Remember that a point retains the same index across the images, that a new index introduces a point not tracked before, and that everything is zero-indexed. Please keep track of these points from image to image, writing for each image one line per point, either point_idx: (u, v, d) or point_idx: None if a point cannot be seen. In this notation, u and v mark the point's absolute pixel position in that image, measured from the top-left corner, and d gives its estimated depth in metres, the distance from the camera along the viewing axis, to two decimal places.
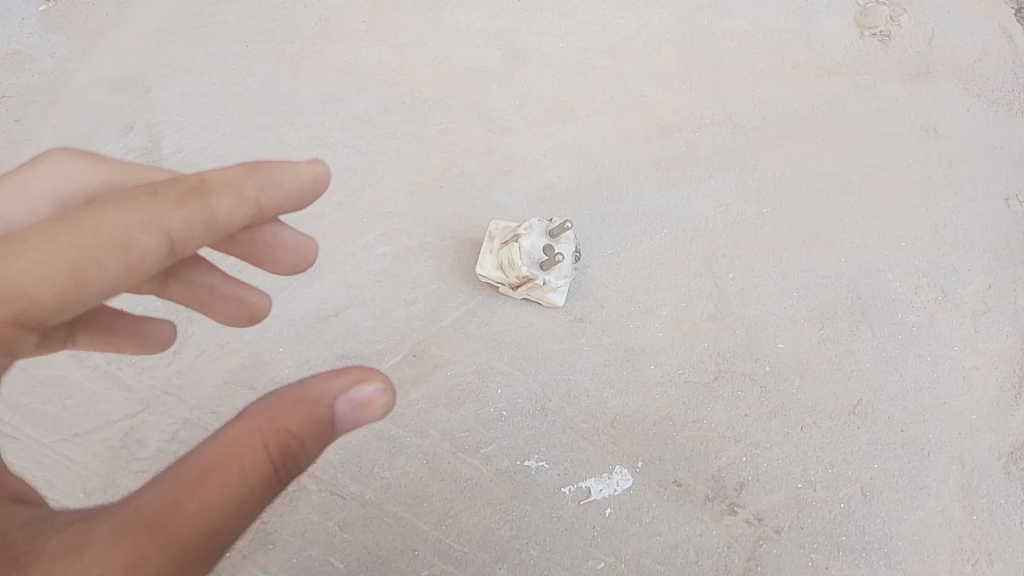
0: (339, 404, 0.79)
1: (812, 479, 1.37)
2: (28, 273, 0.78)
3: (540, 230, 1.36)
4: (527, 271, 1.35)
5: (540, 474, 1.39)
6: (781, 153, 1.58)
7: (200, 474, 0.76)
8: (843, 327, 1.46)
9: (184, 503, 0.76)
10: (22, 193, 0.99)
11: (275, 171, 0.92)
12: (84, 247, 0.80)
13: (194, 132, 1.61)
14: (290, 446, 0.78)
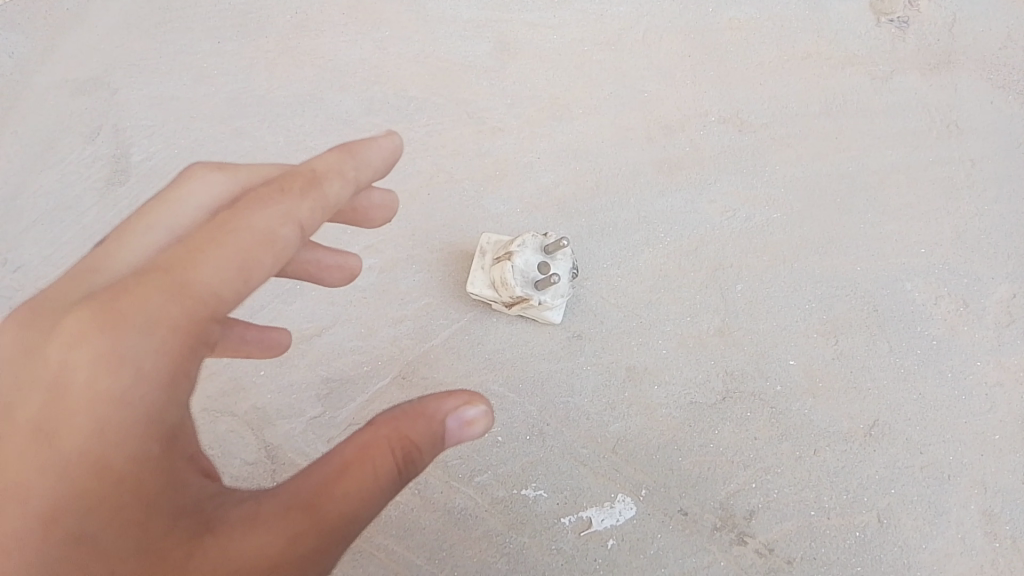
0: (448, 421, 0.75)
1: (826, 506, 1.30)
2: (200, 275, 0.73)
3: (535, 246, 1.27)
4: (520, 291, 1.26)
5: (538, 504, 1.30)
6: (792, 152, 1.48)
7: (342, 469, 0.73)
8: (859, 342, 1.38)
9: (331, 494, 0.72)
10: (172, 209, 0.91)
11: (367, 145, 0.87)
12: (239, 242, 0.75)
13: (164, 138, 1.51)
14: (409, 455, 0.73)
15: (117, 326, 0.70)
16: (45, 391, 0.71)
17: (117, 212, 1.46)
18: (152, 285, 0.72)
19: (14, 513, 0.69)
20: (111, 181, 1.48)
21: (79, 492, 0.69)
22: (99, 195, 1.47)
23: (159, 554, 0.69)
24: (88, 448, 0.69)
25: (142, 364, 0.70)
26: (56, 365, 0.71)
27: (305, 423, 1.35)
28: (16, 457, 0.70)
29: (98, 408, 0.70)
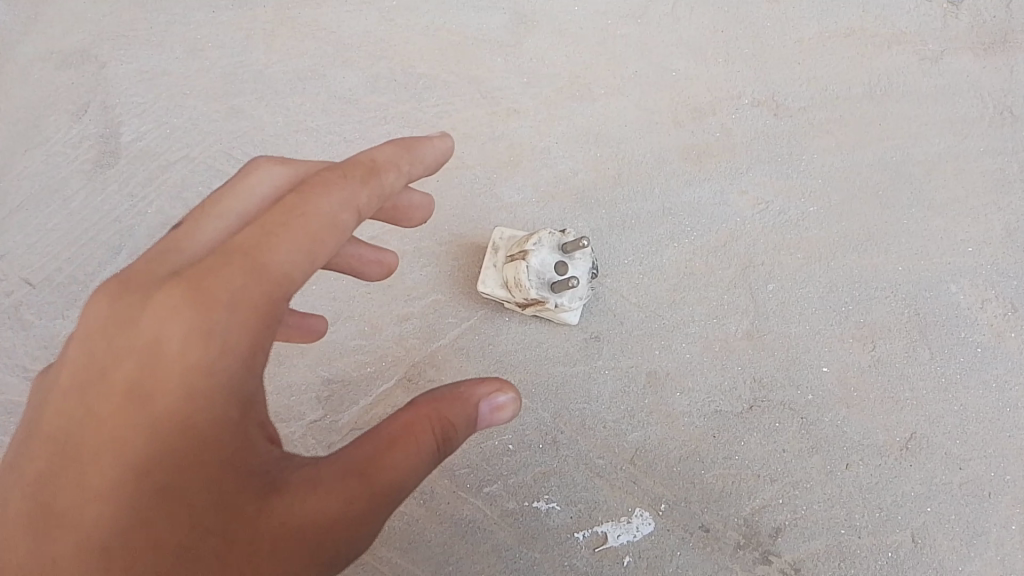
0: (480, 405, 0.75)
1: (858, 524, 1.22)
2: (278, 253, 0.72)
3: (552, 244, 1.18)
4: (535, 293, 1.17)
5: (550, 517, 1.23)
6: (831, 139, 1.37)
7: (387, 442, 0.71)
8: (899, 348, 1.29)
9: (378, 469, 0.70)
10: (240, 198, 0.86)
11: (423, 143, 0.86)
12: (312, 222, 0.74)
13: (154, 116, 1.41)
14: (448, 434, 0.73)
15: (207, 298, 0.70)
16: (130, 362, 0.70)
17: (106, 196, 1.37)
18: (235, 259, 0.71)
19: (101, 471, 0.68)
20: (99, 163, 1.39)
21: (165, 449, 0.68)
22: (87, 177, 1.38)
23: (231, 509, 0.68)
24: (175, 412, 0.68)
25: (227, 337, 0.70)
26: (143, 335, 0.70)
27: (305, 427, 1.27)
28: (103, 420, 0.69)
29: (185, 379, 0.69)
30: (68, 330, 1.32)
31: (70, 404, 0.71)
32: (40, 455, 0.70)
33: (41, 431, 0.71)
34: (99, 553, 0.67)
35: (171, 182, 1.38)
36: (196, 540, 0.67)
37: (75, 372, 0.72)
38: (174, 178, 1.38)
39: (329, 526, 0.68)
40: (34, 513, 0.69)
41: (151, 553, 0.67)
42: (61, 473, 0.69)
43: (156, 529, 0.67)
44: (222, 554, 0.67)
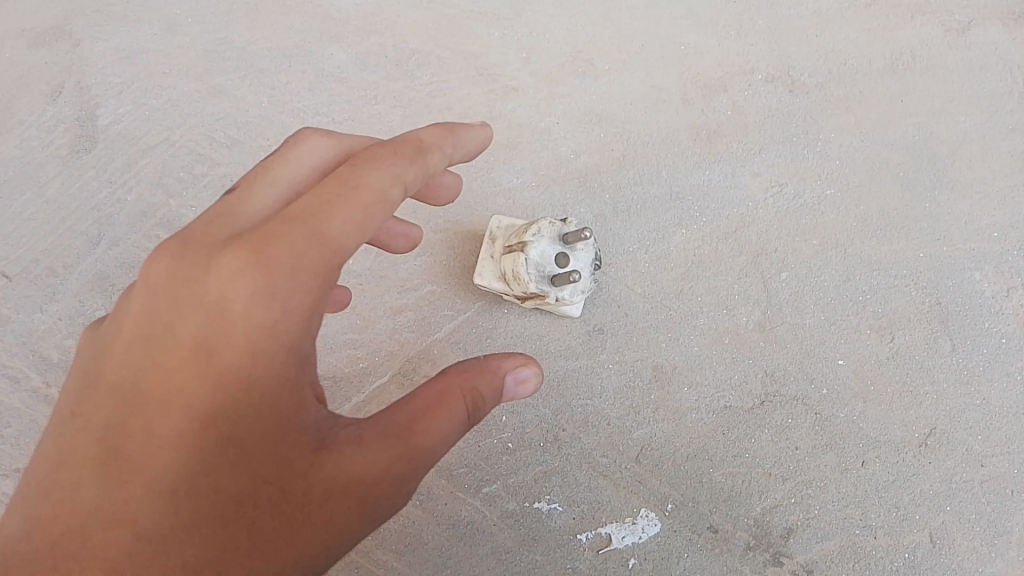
0: (506, 376, 0.76)
1: (873, 524, 1.17)
2: (338, 218, 0.70)
3: (551, 236, 1.11)
4: (535, 287, 1.11)
5: (552, 518, 1.18)
6: (850, 117, 1.30)
7: (426, 407, 0.71)
8: (919, 339, 1.23)
9: (423, 436, 0.70)
10: (291, 167, 0.79)
11: (468, 128, 0.85)
12: (370, 190, 0.72)
13: (132, 96, 1.34)
14: (479, 402, 0.74)
15: (273, 260, 0.67)
16: (194, 322, 0.67)
17: (83, 183, 1.30)
18: (301, 221, 0.69)
19: (164, 425, 0.66)
20: (75, 148, 1.31)
21: (226, 409, 0.67)
22: (63, 163, 1.31)
23: (288, 464, 0.67)
24: (240, 371, 0.66)
25: (291, 300, 0.67)
26: (207, 293, 0.67)
27: None
28: (165, 375, 0.67)
29: (247, 344, 0.67)
30: (46, 324, 1.26)
31: (130, 358, 0.68)
32: (99, 406, 0.68)
33: (98, 383, 0.69)
34: (161, 503, 0.65)
35: (150, 167, 1.31)
36: (251, 494, 0.67)
37: (135, 327, 0.69)
38: (154, 163, 1.31)
39: (375, 483, 0.68)
40: (92, 463, 0.66)
41: (214, 504, 0.66)
42: (121, 424, 0.67)
43: (219, 480, 0.66)
44: (279, 507, 0.67)
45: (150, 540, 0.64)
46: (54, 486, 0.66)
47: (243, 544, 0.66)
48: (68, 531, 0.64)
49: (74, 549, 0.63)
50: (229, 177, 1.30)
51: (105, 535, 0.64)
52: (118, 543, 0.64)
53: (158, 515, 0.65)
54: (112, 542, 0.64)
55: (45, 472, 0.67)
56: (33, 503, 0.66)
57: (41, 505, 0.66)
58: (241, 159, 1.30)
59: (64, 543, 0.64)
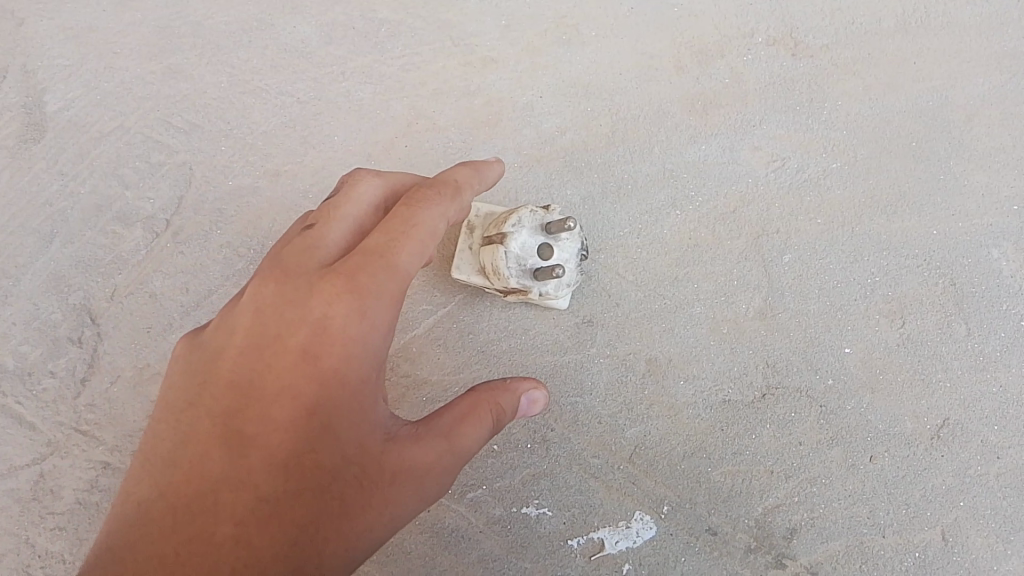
0: (523, 398, 0.87)
1: (882, 523, 1.10)
2: (407, 251, 0.84)
3: (532, 225, 1.02)
4: (515, 282, 1.02)
5: (541, 524, 1.12)
6: (860, 82, 1.20)
7: (462, 416, 0.82)
8: (932, 324, 1.14)
9: (461, 438, 0.81)
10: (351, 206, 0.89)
11: (488, 164, 0.97)
12: (428, 228, 0.86)
13: (81, 79, 1.24)
14: (499, 417, 0.84)
15: (364, 282, 0.80)
16: (299, 334, 0.80)
17: (33, 175, 1.21)
18: (379, 254, 0.82)
19: (274, 413, 0.78)
20: (23, 137, 1.22)
21: (322, 406, 0.78)
22: (11, 154, 1.22)
23: (369, 449, 0.79)
24: (336, 373, 0.79)
25: (376, 318, 0.81)
26: (310, 311, 0.80)
27: None
28: (273, 375, 0.79)
29: (341, 353, 0.79)
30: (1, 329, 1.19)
31: (243, 361, 0.80)
32: (216, 399, 0.80)
33: (214, 381, 0.81)
34: (272, 474, 0.76)
35: (104, 157, 1.22)
36: (337, 477, 0.77)
37: (247, 336, 0.81)
38: (108, 152, 1.22)
39: (429, 471, 0.80)
40: (213, 442, 0.78)
41: (314, 476, 0.77)
42: (238, 413, 0.79)
43: (318, 458, 0.77)
44: (362, 483, 0.78)
45: (266, 501, 0.76)
46: (181, 459, 0.78)
47: (336, 510, 0.77)
48: (198, 494, 0.76)
49: (206, 505, 0.75)
50: (188, 166, 1.21)
51: (233, 495, 0.76)
52: (242, 502, 0.75)
53: (271, 483, 0.76)
54: (234, 502, 0.76)
55: (173, 449, 0.79)
56: (163, 472, 0.78)
57: (171, 475, 0.77)
58: (200, 145, 1.21)
59: (197, 501, 0.76)
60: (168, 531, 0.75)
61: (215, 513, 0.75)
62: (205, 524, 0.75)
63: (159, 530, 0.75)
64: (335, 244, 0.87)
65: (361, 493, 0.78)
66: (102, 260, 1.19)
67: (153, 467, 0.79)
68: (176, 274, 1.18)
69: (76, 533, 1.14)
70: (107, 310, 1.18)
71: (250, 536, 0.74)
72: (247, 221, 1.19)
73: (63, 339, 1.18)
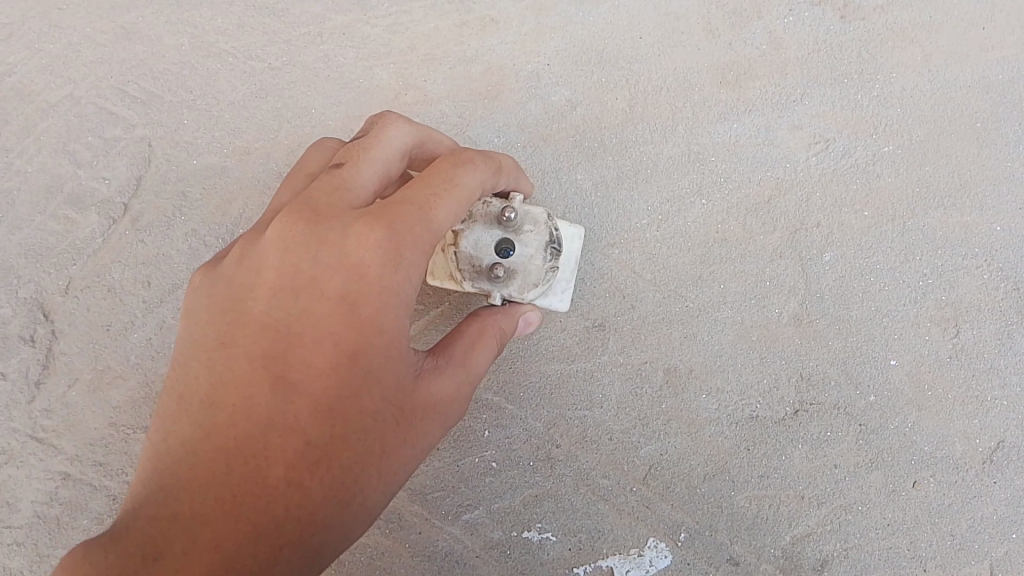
0: (521, 319, 0.84)
1: (924, 555, 0.99)
2: (447, 204, 0.73)
3: (486, 218, 0.86)
4: (471, 286, 0.87)
5: (544, 549, 1.01)
6: (918, 50, 1.05)
7: (472, 341, 0.77)
8: (989, 333, 1.01)
9: (477, 366, 0.76)
10: (381, 147, 0.78)
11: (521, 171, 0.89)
12: (467, 191, 0.75)
13: (26, 40, 1.09)
14: (501, 339, 0.81)
15: (407, 226, 0.70)
16: (336, 278, 0.69)
17: None
18: (419, 200, 0.72)
19: (314, 355, 0.68)
20: None
21: (360, 349, 0.69)
22: None
23: (407, 388, 0.71)
24: (374, 319, 0.69)
25: (417, 261, 0.71)
26: (346, 251, 0.69)
27: None
28: (309, 314, 0.69)
29: (379, 298, 0.69)
30: None
31: (276, 300, 0.70)
32: (250, 339, 0.70)
33: (245, 320, 0.70)
34: (318, 418, 0.68)
35: (52, 131, 1.07)
36: (376, 419, 0.69)
37: (280, 275, 0.70)
38: (57, 125, 1.07)
39: (453, 403, 0.74)
40: (249, 385, 0.68)
41: (359, 419, 0.69)
42: (275, 355, 0.69)
43: (362, 401, 0.69)
44: (401, 422, 0.71)
45: (315, 446, 0.68)
46: (219, 402, 0.69)
47: (379, 450, 0.70)
48: (241, 440, 0.68)
49: (255, 453, 0.67)
50: (147, 142, 1.06)
51: (279, 443, 0.67)
52: (288, 449, 0.67)
53: (317, 428, 0.68)
54: (280, 449, 0.67)
55: (206, 391, 0.70)
56: (199, 415, 0.69)
57: (208, 422, 0.69)
58: (159, 118, 1.07)
59: (240, 449, 0.68)
60: (216, 477, 0.68)
61: (261, 460, 0.67)
62: (254, 472, 0.67)
63: (207, 477, 0.68)
64: (367, 187, 0.75)
65: (399, 432, 0.71)
66: (53, 248, 1.05)
67: (188, 412, 0.70)
68: (136, 265, 1.04)
69: (36, 550, 1.01)
70: (62, 304, 1.05)
71: (302, 482, 0.67)
72: (214, 206, 1.04)
73: (12, 338, 1.04)
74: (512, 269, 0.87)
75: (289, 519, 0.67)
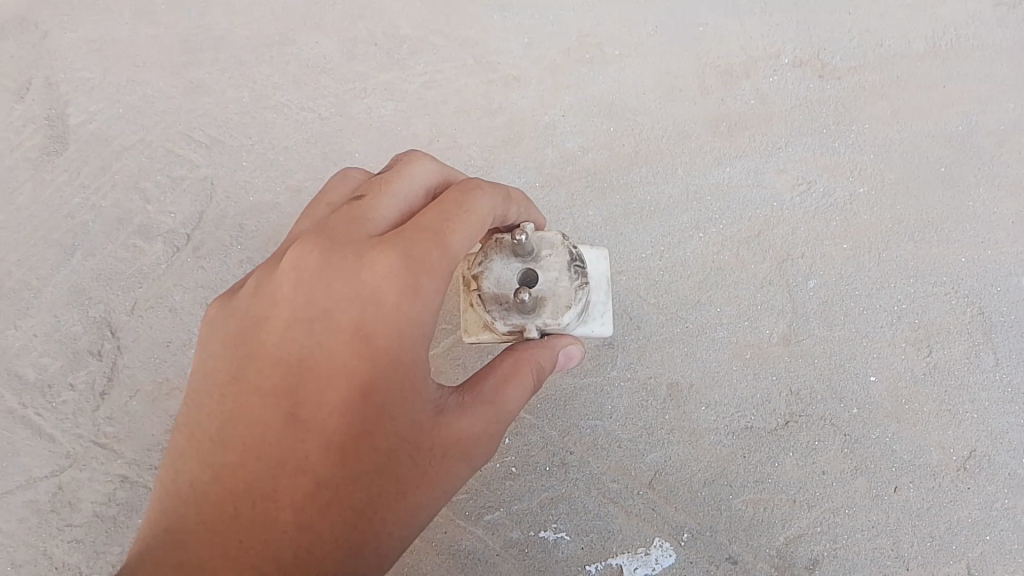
0: (561, 354, 0.86)
1: (907, 555, 1.08)
2: (460, 232, 0.79)
3: (502, 252, 0.89)
4: (502, 324, 0.88)
5: (559, 549, 1.10)
6: (887, 105, 1.19)
7: (505, 378, 0.80)
8: (958, 353, 1.12)
9: (504, 404, 0.79)
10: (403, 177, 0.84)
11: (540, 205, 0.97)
12: (481, 216, 0.81)
13: (106, 93, 1.24)
14: (539, 374, 0.83)
15: (419, 258, 0.75)
16: (350, 313, 0.75)
17: (54, 188, 1.21)
18: (432, 231, 0.77)
19: (326, 394, 0.74)
20: (46, 149, 1.22)
21: (373, 386, 0.74)
22: (33, 166, 1.22)
23: (424, 424, 0.76)
24: (388, 354, 0.74)
25: (431, 295, 0.76)
26: (361, 284, 0.75)
27: None
28: (322, 353, 0.74)
29: (395, 329, 0.74)
30: (21, 341, 1.18)
31: (291, 337, 0.75)
32: (267, 378, 0.76)
33: (260, 360, 0.76)
34: (329, 459, 0.74)
35: (125, 170, 1.22)
36: (391, 457, 0.75)
37: (295, 312, 0.76)
38: (130, 165, 1.22)
39: (476, 441, 0.78)
40: (264, 424, 0.75)
41: (371, 459, 0.74)
42: (290, 394, 0.75)
43: (374, 439, 0.74)
44: (416, 460, 0.76)
45: (326, 486, 0.74)
46: (236, 441, 0.75)
47: (393, 489, 0.75)
48: (257, 477, 0.74)
49: (267, 493, 0.74)
50: (209, 180, 1.20)
51: (291, 482, 0.74)
52: (302, 488, 0.73)
53: (328, 467, 0.74)
54: (293, 487, 0.73)
55: (222, 428, 0.76)
56: (218, 453, 0.76)
57: (227, 460, 0.75)
58: (221, 160, 1.21)
59: (255, 488, 0.74)
60: (228, 518, 0.74)
61: (274, 499, 0.73)
62: (267, 512, 0.73)
63: (219, 517, 0.74)
64: (382, 219, 0.81)
65: (415, 470, 0.76)
66: (122, 272, 1.18)
67: (204, 448, 0.77)
68: (196, 288, 1.17)
69: (94, 547, 1.11)
70: (127, 322, 1.17)
71: (313, 522, 0.73)
72: (266, 236, 1.17)
73: (82, 352, 1.17)
74: (540, 296, 0.89)
75: (298, 561, 0.72)
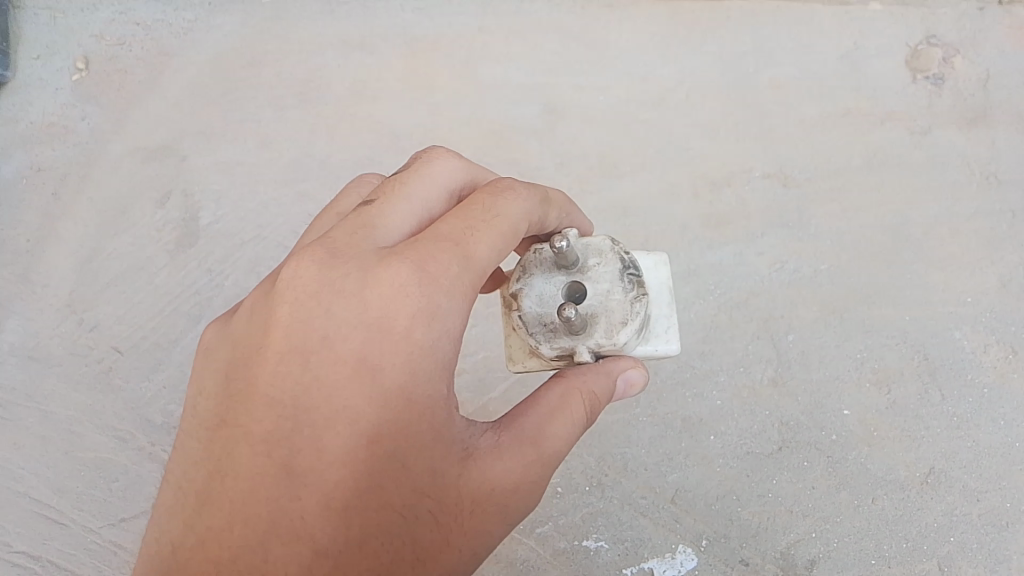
0: (619, 379, 0.94)
1: (887, 555, 1.32)
2: (484, 240, 0.88)
3: (546, 270, 1.01)
4: (550, 348, 0.99)
5: (599, 555, 1.33)
6: (837, 206, 1.53)
7: (552, 411, 0.86)
8: (912, 391, 1.40)
9: (546, 444, 0.85)
10: (426, 184, 0.94)
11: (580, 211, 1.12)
12: (509, 225, 0.90)
13: (230, 201, 1.59)
14: (591, 404, 0.89)
15: (433, 273, 0.84)
16: (357, 345, 0.82)
17: (187, 273, 1.53)
18: (452, 240, 0.86)
19: (327, 444, 0.80)
20: (181, 243, 1.56)
21: (380, 434, 0.81)
22: (170, 256, 1.55)
23: (442, 474, 0.82)
24: (398, 391, 0.81)
25: (448, 322, 0.84)
26: (368, 310, 0.83)
27: None
28: (323, 398, 0.81)
29: (411, 356, 0.82)
30: (152, 391, 1.45)
31: (293, 373, 0.82)
32: (269, 422, 0.82)
33: (258, 407, 0.83)
34: (330, 522, 0.79)
35: (244, 258, 1.54)
36: (410, 508, 0.81)
37: (298, 347, 0.83)
38: (249, 255, 1.54)
39: (509, 492, 0.83)
40: (264, 475, 0.81)
41: (379, 514, 0.80)
42: (290, 446, 0.81)
43: (385, 495, 0.81)
44: (437, 516, 0.82)
45: (324, 555, 0.78)
46: (238, 502, 0.81)
47: (410, 557, 0.80)
48: (254, 535, 0.79)
49: (258, 562, 0.78)
50: None
51: (289, 549, 0.79)
52: (301, 552, 0.78)
53: (326, 530, 0.79)
54: (291, 554, 0.78)
55: (220, 485, 0.82)
56: (215, 516, 0.81)
57: (223, 522, 0.81)
58: None
59: (249, 552, 0.79)
60: None
61: (268, 563, 0.78)
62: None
63: None
64: (395, 233, 0.90)
65: (435, 530, 0.81)
66: None
67: (194, 506, 0.83)
68: None
69: None
70: None
71: None
72: None
73: None
74: (592, 312, 0.99)
75: None
